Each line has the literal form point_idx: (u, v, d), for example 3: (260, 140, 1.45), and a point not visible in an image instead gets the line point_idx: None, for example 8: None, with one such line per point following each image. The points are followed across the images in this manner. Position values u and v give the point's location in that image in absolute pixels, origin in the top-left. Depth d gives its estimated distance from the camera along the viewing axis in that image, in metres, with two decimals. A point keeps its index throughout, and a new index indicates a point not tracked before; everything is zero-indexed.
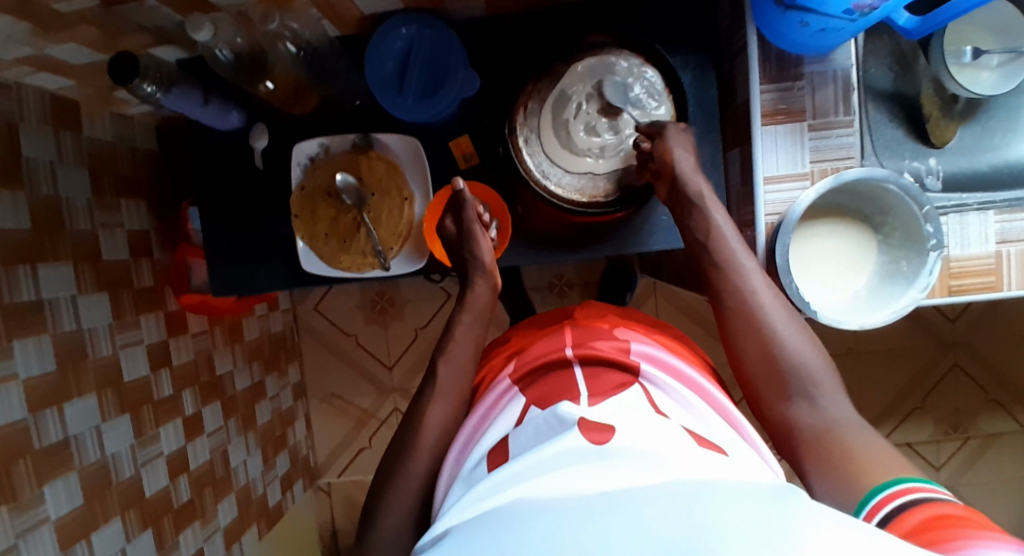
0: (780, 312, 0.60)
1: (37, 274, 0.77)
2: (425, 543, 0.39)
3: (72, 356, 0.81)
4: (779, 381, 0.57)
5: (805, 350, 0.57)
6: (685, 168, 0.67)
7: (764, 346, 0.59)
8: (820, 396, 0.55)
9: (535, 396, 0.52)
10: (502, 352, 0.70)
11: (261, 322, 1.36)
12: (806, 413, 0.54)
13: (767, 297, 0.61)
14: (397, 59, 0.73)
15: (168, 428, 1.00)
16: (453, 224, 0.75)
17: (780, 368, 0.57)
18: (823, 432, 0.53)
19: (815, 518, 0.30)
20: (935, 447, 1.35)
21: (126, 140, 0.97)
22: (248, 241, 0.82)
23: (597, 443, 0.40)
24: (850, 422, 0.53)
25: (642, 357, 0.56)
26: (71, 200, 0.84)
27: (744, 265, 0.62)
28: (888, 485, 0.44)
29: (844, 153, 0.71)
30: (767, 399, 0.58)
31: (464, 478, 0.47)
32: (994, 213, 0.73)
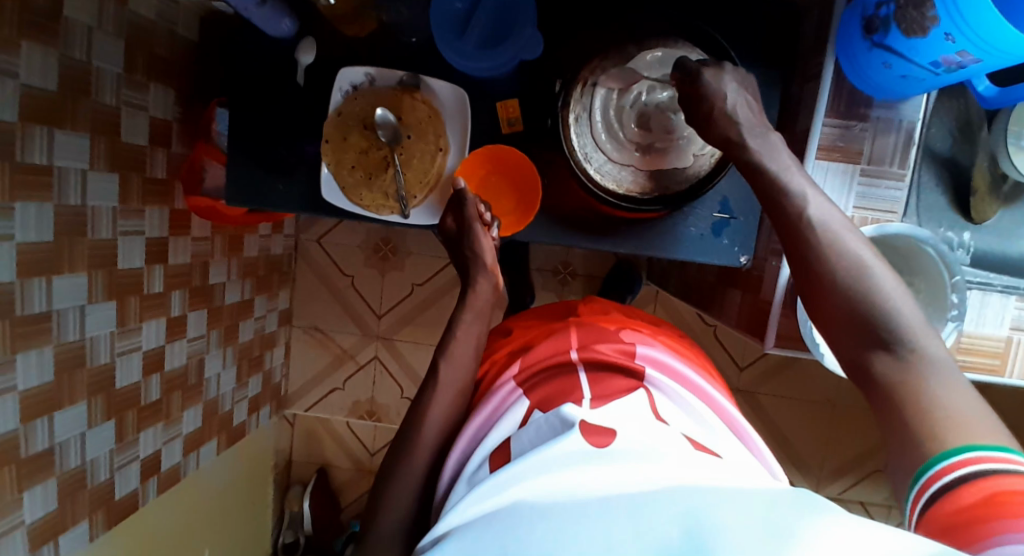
0: (856, 253, 0.53)
1: (53, 138, 0.75)
2: (427, 544, 0.39)
3: (69, 231, 0.80)
4: (856, 329, 0.51)
5: (885, 291, 0.51)
6: (739, 121, 0.61)
7: (835, 294, 0.52)
8: (904, 340, 0.49)
9: (540, 399, 0.51)
10: (505, 345, 0.70)
11: (262, 241, 1.35)
12: (885, 363, 0.49)
13: (841, 239, 0.54)
14: (467, 2, 0.71)
15: (150, 324, 0.99)
16: (455, 223, 0.73)
17: (852, 314, 0.51)
18: (902, 385, 0.47)
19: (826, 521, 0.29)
20: (885, 511, 1.38)
21: (168, 24, 0.94)
22: (273, 156, 0.80)
23: (597, 446, 0.40)
24: (941, 368, 0.47)
25: (648, 361, 0.55)
26: (102, 72, 0.82)
27: (810, 213, 0.55)
28: (954, 452, 0.41)
29: (888, 207, 0.70)
30: (843, 348, 0.52)
31: (466, 479, 0.47)
32: (1015, 299, 0.73)
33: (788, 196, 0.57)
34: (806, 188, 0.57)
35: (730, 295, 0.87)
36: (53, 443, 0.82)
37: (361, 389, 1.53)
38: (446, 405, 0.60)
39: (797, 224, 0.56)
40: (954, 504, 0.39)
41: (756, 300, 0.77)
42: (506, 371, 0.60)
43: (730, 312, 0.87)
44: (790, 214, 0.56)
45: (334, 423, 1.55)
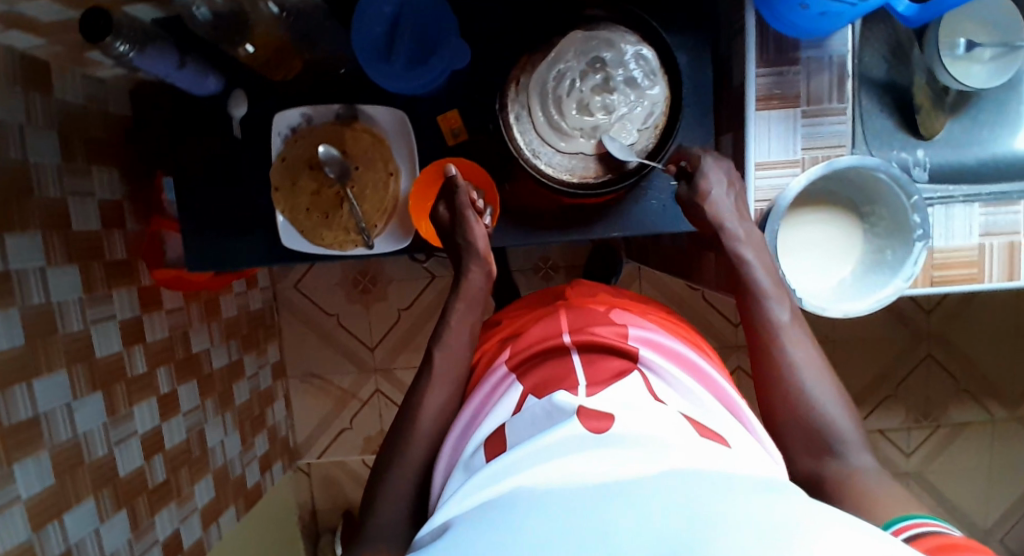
0: (816, 367, 0.59)
1: (4, 243, 0.74)
2: (424, 538, 0.38)
3: (41, 330, 0.79)
4: (808, 433, 0.56)
5: (833, 406, 0.57)
6: (723, 211, 0.66)
7: (795, 398, 0.57)
8: (846, 450, 0.54)
9: (534, 384, 0.51)
10: (496, 333, 0.70)
11: (239, 299, 1.33)
12: (831, 470, 0.54)
13: (805, 353, 0.60)
14: (385, 24, 0.69)
15: (141, 407, 0.98)
16: (446, 211, 0.72)
17: (808, 422, 0.56)
18: (842, 483, 0.52)
19: (812, 508, 0.30)
20: (905, 434, 1.40)
21: (98, 104, 0.93)
22: (228, 215, 0.80)
23: (595, 431, 0.40)
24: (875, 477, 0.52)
25: (641, 341, 0.55)
26: (40, 166, 0.80)
27: (783, 320, 0.61)
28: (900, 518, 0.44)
29: (835, 141, 0.71)
30: (794, 453, 0.57)
31: (462, 466, 0.47)
32: (978, 206, 0.74)
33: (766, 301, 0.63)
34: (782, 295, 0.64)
35: (707, 258, 0.88)
36: (69, 546, 0.81)
37: (369, 425, 1.52)
38: (450, 424, 0.61)
39: (770, 333, 0.61)
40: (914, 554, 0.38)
41: None
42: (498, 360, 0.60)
43: (709, 274, 0.88)
44: (765, 323, 0.62)
45: (350, 463, 1.53)
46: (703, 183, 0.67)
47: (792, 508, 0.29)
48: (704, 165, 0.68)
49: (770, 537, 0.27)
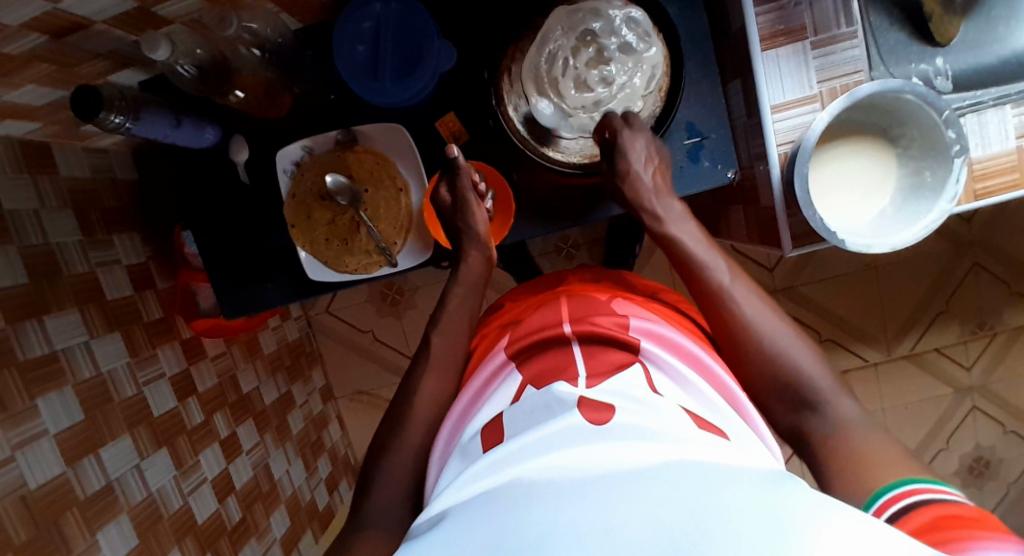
0: (774, 323, 0.58)
1: (45, 326, 0.76)
2: (422, 526, 0.39)
3: (98, 401, 0.81)
4: (784, 394, 0.55)
5: (800, 360, 0.55)
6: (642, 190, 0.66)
7: (756, 358, 0.57)
8: (824, 403, 0.53)
9: (532, 376, 0.50)
10: (495, 319, 0.69)
11: (277, 333, 1.35)
12: (812, 423, 0.53)
13: (758, 313, 0.58)
14: (366, 40, 0.69)
15: (207, 453, 1.01)
16: (449, 192, 0.71)
17: (779, 381, 0.55)
18: (831, 438, 0.50)
19: (824, 508, 0.29)
20: (964, 347, 1.35)
21: (104, 173, 0.94)
22: (249, 259, 0.80)
23: (594, 423, 0.39)
24: (859, 422, 0.51)
25: (642, 333, 0.54)
26: (63, 245, 0.82)
27: (729, 286, 0.60)
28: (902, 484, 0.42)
29: (852, 68, 0.67)
30: (776, 411, 0.56)
31: (460, 451, 0.47)
32: (1010, 107, 0.69)
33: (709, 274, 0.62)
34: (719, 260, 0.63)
35: (732, 211, 0.85)
36: None
37: None
38: None
39: (719, 303, 0.60)
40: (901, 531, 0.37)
41: (758, 208, 0.75)
42: (497, 347, 0.60)
43: (737, 227, 0.85)
44: (711, 294, 0.61)
45: None
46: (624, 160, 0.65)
47: (799, 507, 0.29)
48: (624, 140, 0.65)
49: (769, 542, 0.26)
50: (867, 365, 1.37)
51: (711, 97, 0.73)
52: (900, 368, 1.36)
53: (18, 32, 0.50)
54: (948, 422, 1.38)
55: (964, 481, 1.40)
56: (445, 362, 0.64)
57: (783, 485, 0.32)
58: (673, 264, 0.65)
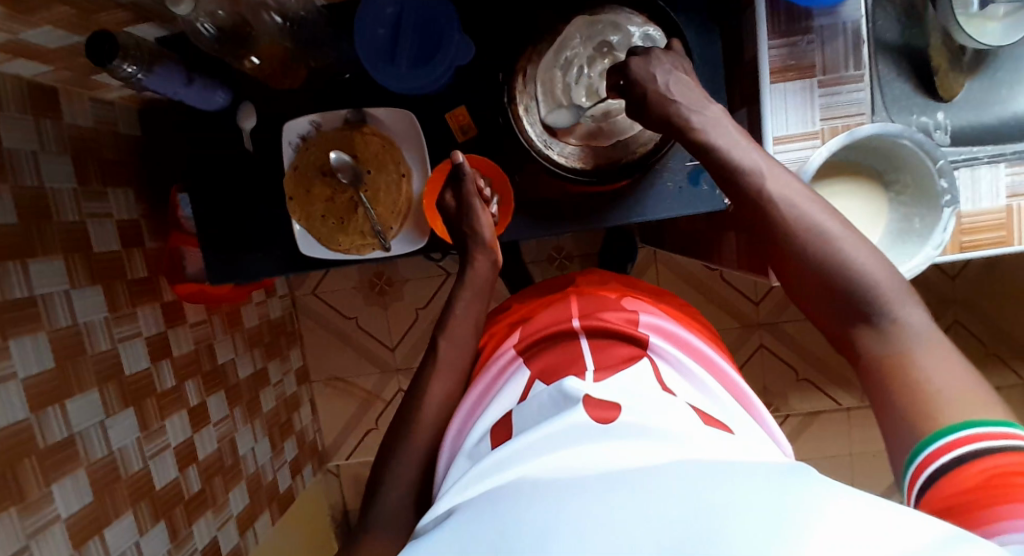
0: (826, 225, 0.52)
1: (28, 269, 0.75)
2: (427, 526, 0.39)
3: (70, 351, 0.80)
4: (835, 303, 0.50)
5: (856, 262, 0.49)
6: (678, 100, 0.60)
7: (807, 261, 0.51)
8: (881, 310, 0.47)
9: (541, 369, 0.51)
10: (505, 317, 0.70)
11: (259, 308, 1.34)
12: (867, 340, 0.47)
13: (809, 214, 0.53)
14: (387, 25, 0.69)
15: (174, 420, 1.00)
16: (452, 199, 0.74)
17: (828, 287, 0.50)
18: (891, 356, 0.45)
19: (830, 494, 0.29)
20: None
21: (107, 125, 0.93)
22: (243, 228, 0.80)
23: (603, 421, 0.40)
24: (922, 334, 0.45)
25: (652, 329, 0.55)
26: (57, 191, 0.81)
27: (770, 187, 0.55)
28: (952, 428, 0.37)
29: (856, 110, 0.69)
30: (825, 319, 0.51)
31: (467, 454, 0.47)
32: (1005, 165, 0.69)
33: (750, 177, 0.56)
34: (764, 161, 0.56)
35: (726, 237, 0.87)
36: None
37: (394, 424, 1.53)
38: None
39: (762, 204, 0.54)
40: (955, 484, 0.34)
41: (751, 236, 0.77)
42: (506, 343, 0.60)
43: (729, 254, 0.87)
44: (753, 195, 0.55)
45: None
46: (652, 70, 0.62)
47: (806, 493, 0.29)
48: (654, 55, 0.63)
49: (773, 527, 0.26)
50: (840, 408, 1.39)
51: None
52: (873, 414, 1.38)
53: None
54: None
55: None
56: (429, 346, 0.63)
57: (792, 476, 0.31)
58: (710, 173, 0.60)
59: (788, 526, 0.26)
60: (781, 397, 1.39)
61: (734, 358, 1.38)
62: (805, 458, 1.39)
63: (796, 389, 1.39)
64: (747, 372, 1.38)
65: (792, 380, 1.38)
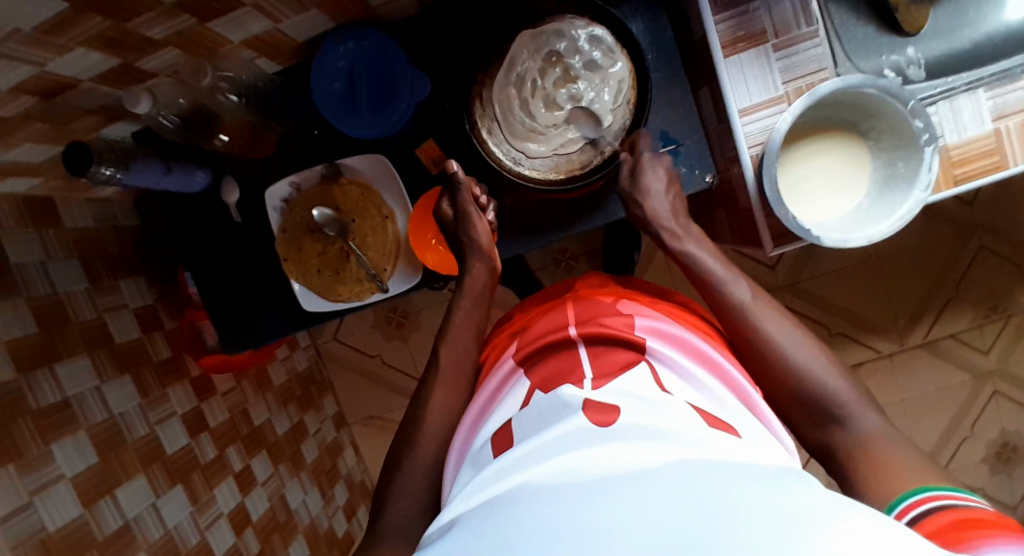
0: (799, 340, 0.58)
1: (56, 373, 0.79)
2: (434, 533, 0.40)
3: (110, 444, 0.83)
4: (809, 407, 0.55)
5: (823, 373, 0.55)
6: (660, 211, 0.68)
7: (780, 370, 0.57)
8: (851, 416, 0.53)
9: (541, 379, 0.51)
10: (505, 328, 0.69)
11: (286, 364, 1.37)
12: (840, 439, 0.53)
13: (782, 331, 0.59)
14: (342, 78, 0.72)
15: (222, 488, 1.03)
16: (451, 207, 0.73)
17: (801, 394, 0.56)
18: (860, 451, 0.51)
19: (842, 509, 0.29)
20: (979, 331, 1.32)
21: (109, 222, 0.96)
22: (248, 295, 0.83)
23: (599, 425, 0.40)
24: (885, 436, 0.51)
25: (649, 331, 0.55)
26: (71, 294, 0.85)
27: (749, 304, 0.61)
28: (912, 493, 0.43)
29: (817, 67, 0.68)
30: (801, 421, 0.57)
31: (471, 460, 0.48)
32: (984, 90, 0.69)
33: (727, 292, 0.63)
34: (739, 277, 0.64)
35: (718, 212, 0.86)
36: None
37: None
38: None
39: (741, 320, 0.61)
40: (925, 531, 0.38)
41: (739, 209, 0.76)
42: (507, 353, 0.61)
43: (724, 228, 0.86)
44: (732, 311, 0.62)
45: None
46: (645, 183, 0.69)
47: (807, 504, 0.29)
48: (643, 163, 0.69)
49: (782, 535, 0.26)
50: (879, 356, 1.35)
51: (682, 103, 0.74)
52: (915, 356, 1.34)
53: (10, 96, 0.53)
54: (969, 408, 1.35)
55: (991, 468, 1.36)
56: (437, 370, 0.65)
57: (785, 485, 0.32)
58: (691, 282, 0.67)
59: (802, 537, 0.26)
60: None
61: None
62: None
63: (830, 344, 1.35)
64: None
65: (824, 337, 1.35)
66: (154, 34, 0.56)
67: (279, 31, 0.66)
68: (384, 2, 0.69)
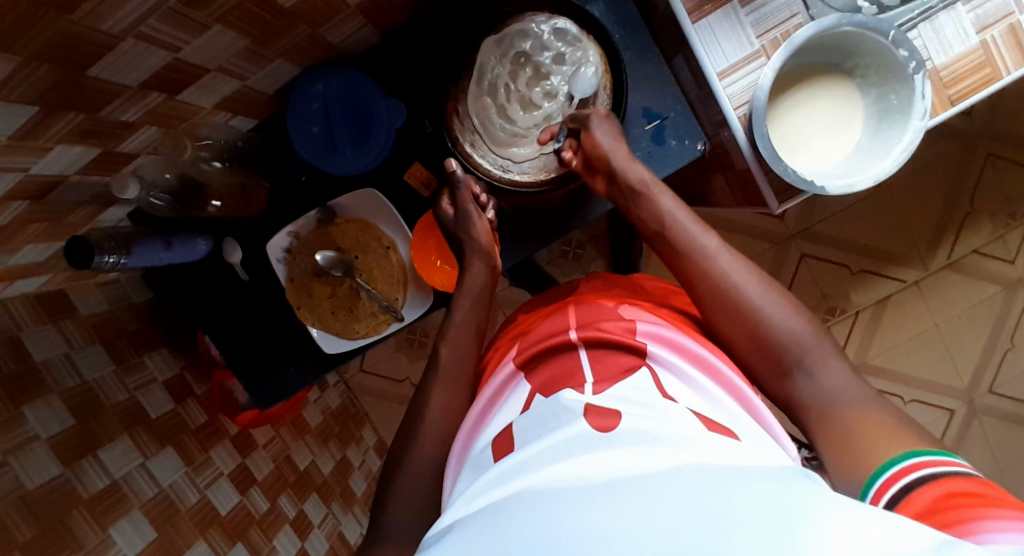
0: (765, 287, 0.57)
1: (101, 459, 0.80)
2: (433, 537, 0.39)
3: (165, 516, 0.85)
4: (770, 355, 0.55)
5: (787, 320, 0.55)
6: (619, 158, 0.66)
7: (743, 319, 0.56)
8: (811, 365, 0.53)
9: (542, 382, 0.51)
10: (510, 330, 0.69)
11: (318, 404, 1.38)
12: (802, 388, 0.53)
13: (749, 278, 0.58)
14: (318, 120, 0.71)
15: (281, 537, 1.04)
16: (450, 206, 0.72)
17: (763, 342, 0.55)
18: (821, 403, 0.51)
19: (834, 509, 0.29)
20: (1003, 242, 1.29)
21: (122, 301, 0.97)
22: (269, 349, 0.83)
23: (600, 430, 0.40)
24: (848, 390, 0.51)
25: (650, 336, 0.53)
26: (101, 379, 0.86)
27: (715, 249, 0.60)
28: (902, 455, 0.43)
29: (788, 13, 0.66)
30: (759, 368, 0.56)
31: (470, 466, 0.48)
32: (962, 4, 0.67)
33: (696, 237, 0.62)
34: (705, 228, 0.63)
35: (716, 176, 0.85)
36: None
37: None
38: None
39: (707, 265, 0.60)
40: (913, 505, 0.38)
41: (736, 171, 0.75)
42: (507, 357, 0.60)
43: (724, 192, 0.85)
44: (698, 257, 0.60)
45: None
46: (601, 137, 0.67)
47: (813, 500, 0.30)
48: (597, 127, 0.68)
49: (786, 535, 0.27)
50: (906, 286, 1.32)
51: (659, 75, 0.73)
52: (943, 279, 1.32)
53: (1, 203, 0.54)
54: (1005, 320, 1.32)
55: None
56: (466, 382, 0.64)
57: (796, 482, 0.32)
58: (648, 226, 0.66)
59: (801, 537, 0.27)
60: (844, 298, 1.33)
61: (782, 278, 1.33)
62: (890, 349, 1.33)
63: (855, 284, 1.33)
64: (800, 286, 1.33)
65: (847, 277, 1.33)
66: (128, 117, 0.57)
67: (248, 88, 0.66)
68: (344, 37, 0.69)
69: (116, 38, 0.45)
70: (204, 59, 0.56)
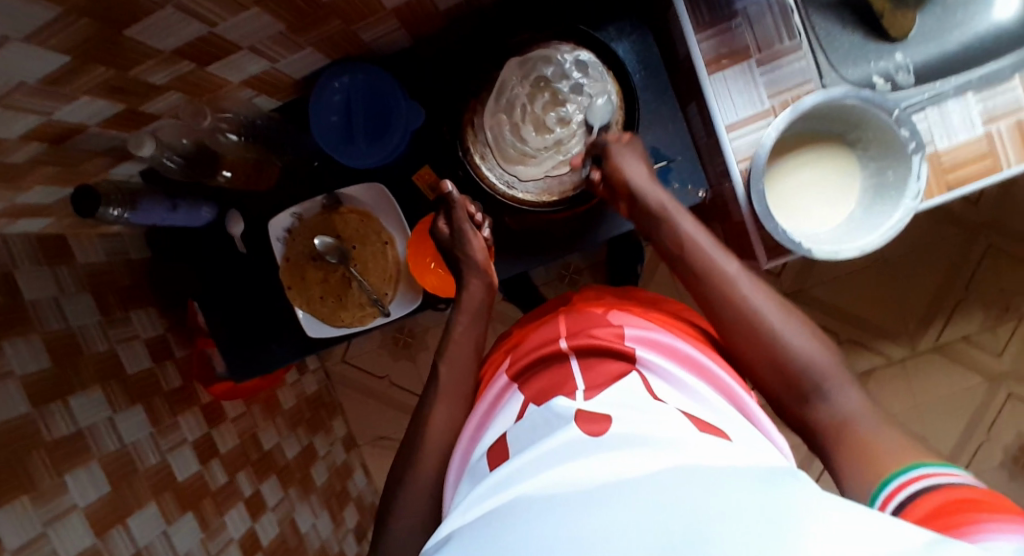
0: (786, 312, 0.58)
1: (70, 406, 0.80)
2: (433, 547, 0.40)
3: (122, 473, 0.85)
4: (788, 378, 0.55)
5: (807, 345, 0.56)
6: (640, 183, 0.66)
7: (767, 342, 0.56)
8: (832, 389, 0.54)
9: (535, 393, 0.52)
10: (505, 341, 0.70)
11: (294, 388, 1.38)
12: (822, 415, 0.54)
13: (769, 306, 0.58)
14: (339, 111, 0.74)
15: (232, 513, 1.04)
16: (446, 225, 0.74)
17: (782, 370, 0.56)
18: (837, 425, 0.52)
19: (821, 508, 0.30)
20: (991, 333, 1.31)
21: (120, 256, 0.98)
22: (254, 324, 0.84)
23: (592, 434, 0.41)
24: (865, 414, 0.51)
25: (637, 341, 0.55)
26: (84, 327, 0.87)
27: (734, 275, 0.60)
28: (903, 470, 0.43)
29: (801, 80, 0.69)
30: (780, 394, 0.57)
31: (469, 476, 0.49)
32: (972, 94, 0.70)
33: (716, 264, 0.62)
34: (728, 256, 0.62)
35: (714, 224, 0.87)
36: None
37: None
38: None
39: (729, 291, 0.60)
40: (923, 509, 0.38)
41: (733, 222, 0.77)
42: (500, 370, 0.61)
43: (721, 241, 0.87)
44: (721, 282, 0.60)
45: None
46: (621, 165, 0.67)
47: (802, 499, 0.31)
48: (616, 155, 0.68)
49: (770, 528, 0.28)
50: (890, 361, 1.34)
51: (671, 119, 0.75)
52: (927, 360, 1.33)
53: (18, 142, 0.56)
54: (983, 411, 1.33)
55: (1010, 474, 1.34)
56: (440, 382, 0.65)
57: (784, 483, 0.33)
58: (670, 255, 0.66)
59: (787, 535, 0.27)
60: None
61: None
62: None
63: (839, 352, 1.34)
64: None
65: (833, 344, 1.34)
66: (156, 79, 0.59)
67: (275, 69, 0.68)
68: (377, 37, 0.72)
69: (156, 4, 0.48)
70: (236, 36, 0.58)
